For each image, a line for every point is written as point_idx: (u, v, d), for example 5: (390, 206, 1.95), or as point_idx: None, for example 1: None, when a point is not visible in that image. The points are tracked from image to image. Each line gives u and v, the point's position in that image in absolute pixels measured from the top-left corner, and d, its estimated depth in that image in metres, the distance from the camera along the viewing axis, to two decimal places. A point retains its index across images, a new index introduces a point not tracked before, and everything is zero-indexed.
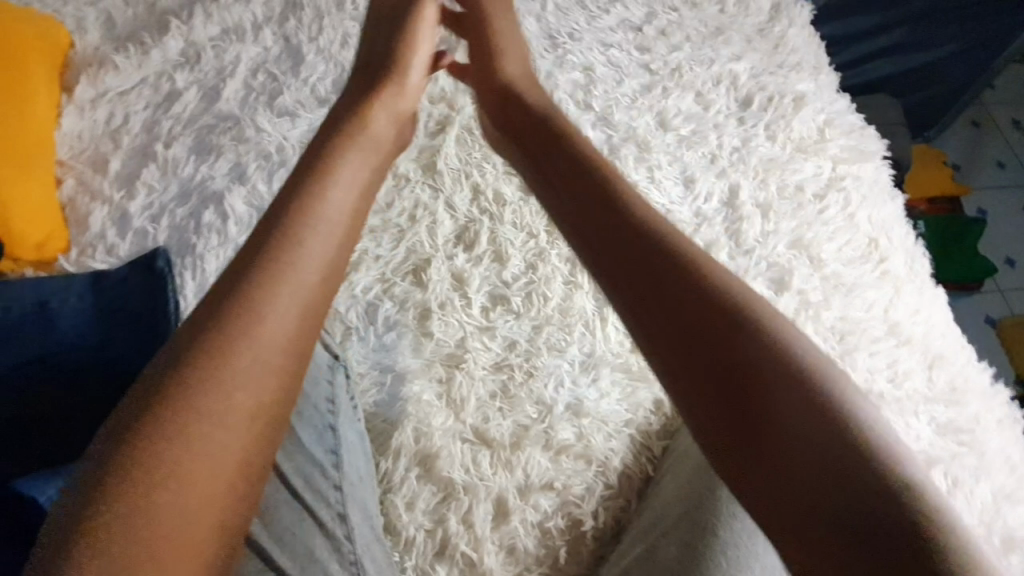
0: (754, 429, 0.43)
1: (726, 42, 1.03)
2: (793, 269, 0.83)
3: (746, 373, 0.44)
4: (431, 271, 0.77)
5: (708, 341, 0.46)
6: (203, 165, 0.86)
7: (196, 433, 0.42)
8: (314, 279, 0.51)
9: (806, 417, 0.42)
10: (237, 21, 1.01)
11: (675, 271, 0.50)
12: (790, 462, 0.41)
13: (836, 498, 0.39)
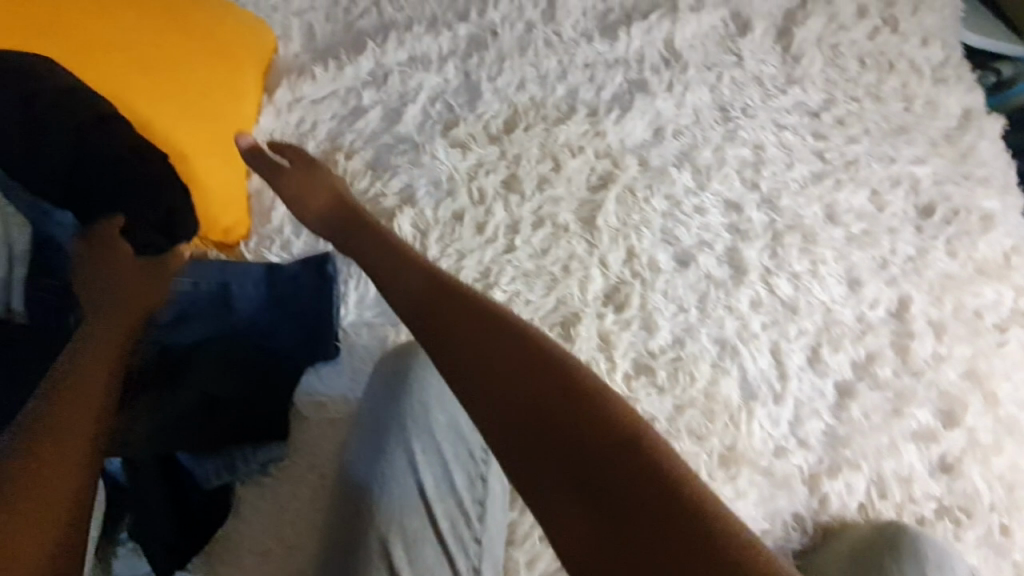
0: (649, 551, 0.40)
1: (909, 142, 0.98)
2: (970, 406, 0.78)
3: (553, 457, 0.45)
4: (581, 327, 0.77)
5: (524, 438, 0.46)
6: (379, 181, 0.91)
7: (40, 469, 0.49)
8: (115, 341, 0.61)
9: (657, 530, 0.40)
10: (424, 50, 1.08)
11: (495, 355, 0.50)
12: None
13: None
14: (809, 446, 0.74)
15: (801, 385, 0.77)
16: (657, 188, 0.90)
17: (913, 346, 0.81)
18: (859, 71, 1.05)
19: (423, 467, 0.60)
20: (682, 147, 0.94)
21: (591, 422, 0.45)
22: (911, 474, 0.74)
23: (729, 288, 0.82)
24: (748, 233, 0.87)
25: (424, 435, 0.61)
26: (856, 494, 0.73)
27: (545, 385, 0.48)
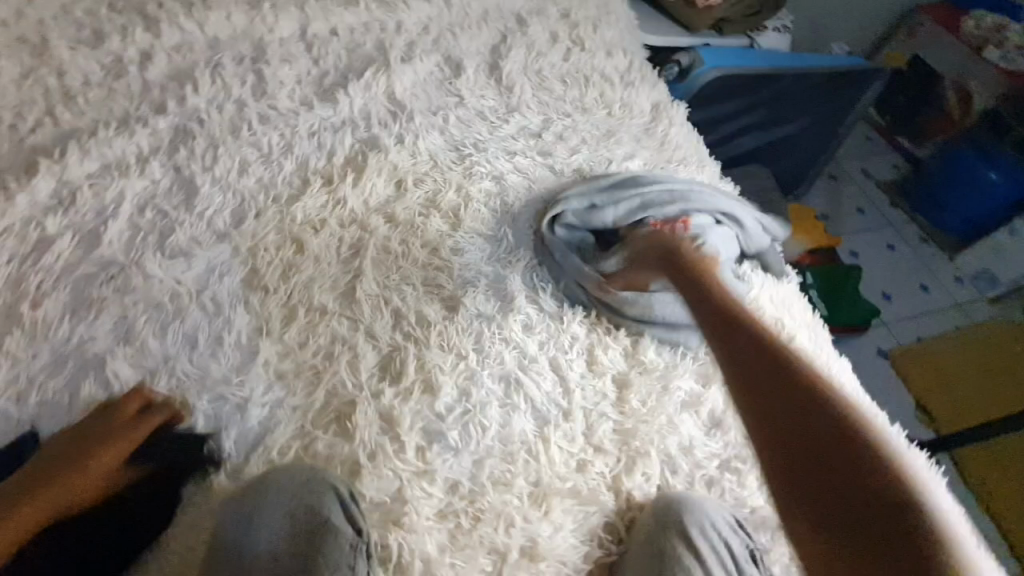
0: (824, 478, 0.52)
1: (619, 142, 1.11)
2: (718, 364, 0.86)
3: (812, 453, 0.53)
4: (358, 416, 0.72)
5: (818, 423, 0.55)
6: (84, 323, 0.76)
7: None
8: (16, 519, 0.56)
9: (809, 387, 0.58)
10: (119, 154, 0.93)
11: (808, 401, 0.57)
12: (835, 471, 0.52)
13: (833, 443, 0.54)
14: (604, 448, 0.76)
15: (584, 395, 0.80)
16: (412, 242, 0.89)
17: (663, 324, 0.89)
18: (565, 88, 1.15)
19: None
20: (426, 194, 0.96)
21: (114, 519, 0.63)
22: (691, 442, 0.78)
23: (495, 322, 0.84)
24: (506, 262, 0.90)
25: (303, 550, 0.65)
26: (655, 479, 0.75)
27: (719, 311, 0.68)
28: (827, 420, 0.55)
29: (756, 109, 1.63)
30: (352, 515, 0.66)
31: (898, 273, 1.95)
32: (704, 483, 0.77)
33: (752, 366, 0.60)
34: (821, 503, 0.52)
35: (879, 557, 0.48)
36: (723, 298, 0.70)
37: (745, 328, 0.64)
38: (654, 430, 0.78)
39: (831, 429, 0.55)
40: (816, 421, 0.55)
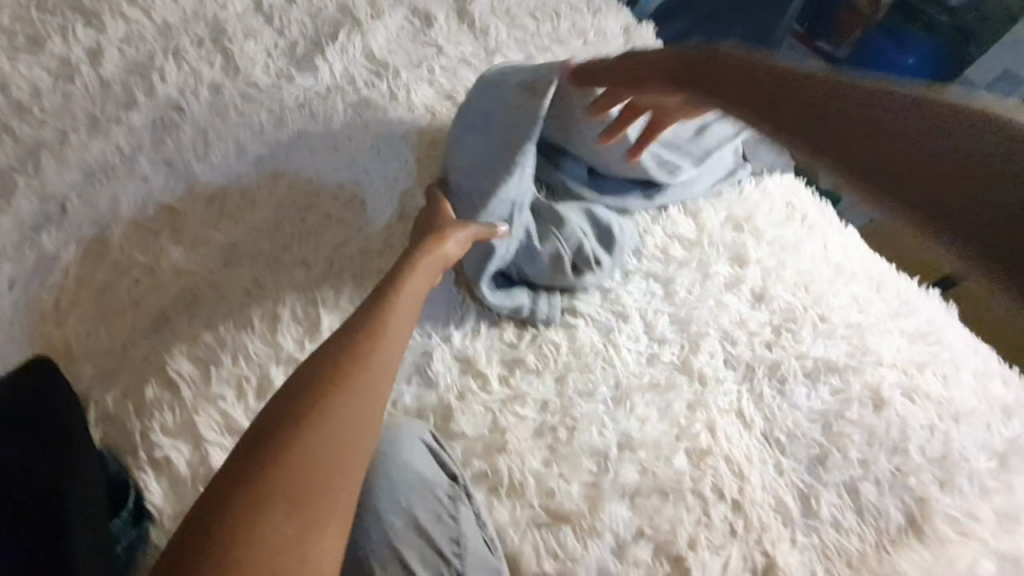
0: (885, 148, 0.40)
1: (601, 67, 1.13)
2: (747, 244, 0.90)
3: (879, 132, 0.41)
4: (436, 362, 0.73)
5: (871, 122, 0.42)
6: (123, 331, 0.72)
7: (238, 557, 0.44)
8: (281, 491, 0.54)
9: (911, 112, 0.41)
10: (99, 157, 0.87)
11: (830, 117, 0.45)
12: (905, 151, 0.39)
13: (915, 153, 0.39)
14: (667, 340, 0.80)
15: (636, 300, 0.83)
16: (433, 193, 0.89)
17: (680, 221, 0.92)
18: (537, 23, 1.16)
19: (402, 545, 0.59)
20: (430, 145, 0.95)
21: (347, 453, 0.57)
22: (742, 318, 0.83)
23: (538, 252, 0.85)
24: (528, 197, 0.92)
25: (395, 507, 0.61)
26: (718, 356, 0.80)
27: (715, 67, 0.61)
28: (885, 129, 0.41)
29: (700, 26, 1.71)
30: (445, 460, 0.65)
31: None
32: (764, 348, 0.81)
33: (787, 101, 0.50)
34: (871, 163, 0.40)
35: (987, 189, 0.35)
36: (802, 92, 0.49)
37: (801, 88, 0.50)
38: (706, 316, 0.83)
39: (837, 103, 0.45)
40: (864, 137, 0.42)
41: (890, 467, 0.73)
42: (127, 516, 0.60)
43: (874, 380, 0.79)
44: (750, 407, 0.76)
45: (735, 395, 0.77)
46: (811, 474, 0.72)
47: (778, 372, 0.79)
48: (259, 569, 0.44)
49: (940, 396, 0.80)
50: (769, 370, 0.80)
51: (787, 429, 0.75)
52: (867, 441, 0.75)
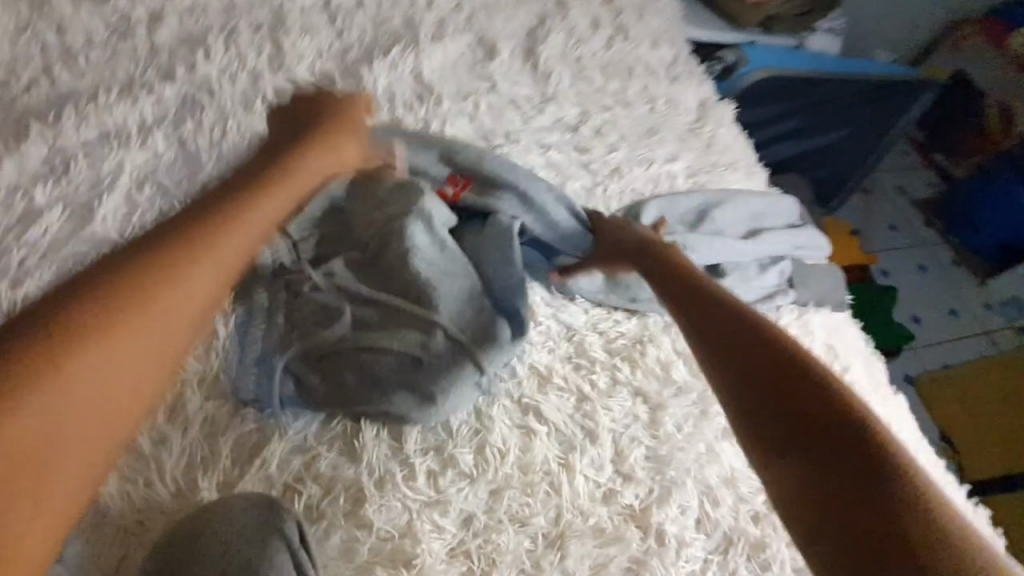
0: (795, 421, 0.50)
1: (660, 141, 1.03)
2: None
3: (794, 381, 0.53)
4: (364, 435, 0.66)
5: (740, 349, 0.57)
6: None
7: (68, 369, 0.45)
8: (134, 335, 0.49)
9: (769, 363, 0.55)
10: (120, 123, 0.86)
11: (773, 370, 0.54)
12: (831, 451, 0.47)
13: (816, 419, 0.49)
14: (634, 477, 0.68)
15: (614, 419, 0.72)
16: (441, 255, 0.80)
17: None
18: (605, 80, 1.08)
19: None
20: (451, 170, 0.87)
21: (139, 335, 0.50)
22: (732, 474, 0.71)
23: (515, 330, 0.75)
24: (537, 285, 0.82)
25: None
26: (691, 513, 0.67)
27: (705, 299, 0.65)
28: (769, 402, 0.52)
29: (795, 114, 1.58)
30: (300, 563, 0.56)
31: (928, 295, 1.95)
32: (749, 519, 0.68)
33: (702, 314, 0.63)
34: (790, 415, 0.50)
35: (824, 439, 0.48)
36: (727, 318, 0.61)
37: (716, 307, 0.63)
38: (690, 459, 0.71)
39: (731, 338, 0.59)
40: (805, 406, 0.50)
41: None
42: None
43: None
44: None
45: (699, 565, 0.65)
46: None
47: (761, 555, 0.66)
48: (25, 434, 0.42)
49: None
50: (749, 550, 0.67)
51: None
52: None
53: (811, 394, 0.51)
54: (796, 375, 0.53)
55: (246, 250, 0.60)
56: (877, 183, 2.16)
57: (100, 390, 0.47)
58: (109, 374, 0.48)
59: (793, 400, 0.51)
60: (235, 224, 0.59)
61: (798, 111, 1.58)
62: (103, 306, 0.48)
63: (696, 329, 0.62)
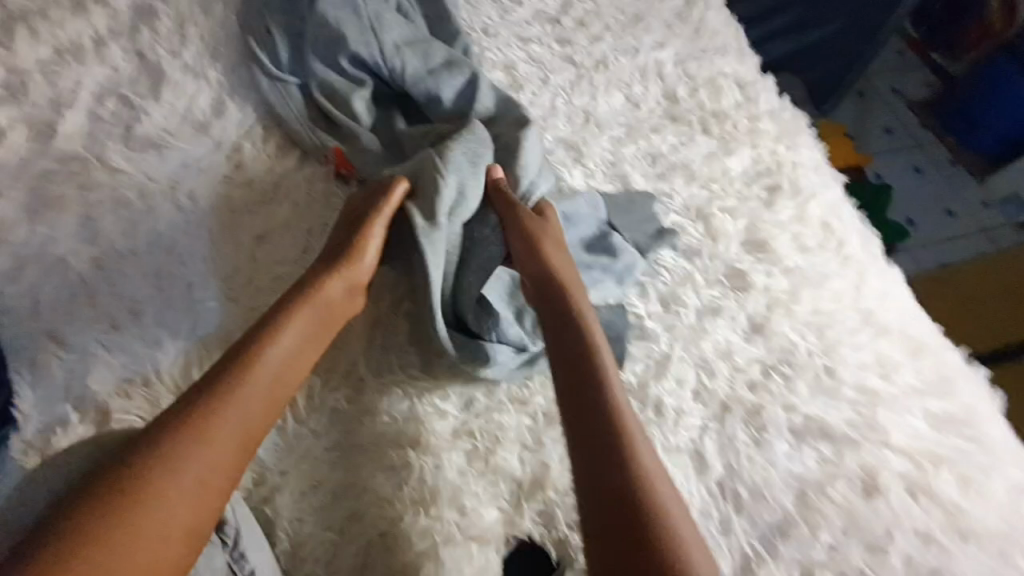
0: (623, 552, 0.47)
1: (647, 28, 0.97)
2: (755, 264, 0.77)
3: (632, 534, 0.48)
4: (360, 329, 0.66)
5: (609, 474, 0.51)
6: (42, 224, 0.67)
7: (210, 436, 0.50)
8: (259, 398, 0.54)
9: (621, 472, 0.51)
10: (74, 38, 0.81)
11: (640, 492, 0.50)
12: (633, 536, 0.47)
13: (631, 550, 0.47)
14: (629, 354, 0.69)
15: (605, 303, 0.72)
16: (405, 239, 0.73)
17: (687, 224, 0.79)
18: None
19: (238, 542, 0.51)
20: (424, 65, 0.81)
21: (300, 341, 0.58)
22: (729, 347, 0.71)
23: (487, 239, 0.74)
24: None
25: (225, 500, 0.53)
26: (688, 384, 0.68)
27: (585, 362, 0.59)
28: (597, 502, 0.50)
29: (793, 7, 1.54)
30: None
31: (927, 197, 1.92)
32: (746, 387, 0.69)
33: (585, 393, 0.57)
34: (597, 477, 0.51)
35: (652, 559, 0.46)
36: (591, 399, 0.56)
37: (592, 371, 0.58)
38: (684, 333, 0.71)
39: (609, 450, 0.52)
40: (631, 537, 0.47)
41: (860, 565, 0.61)
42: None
43: (872, 457, 0.67)
44: (712, 454, 0.65)
45: (696, 433, 0.66)
46: (758, 545, 0.61)
47: (759, 418, 0.67)
48: (206, 476, 0.48)
49: (950, 500, 0.65)
50: (746, 415, 0.67)
51: (745, 486, 0.64)
52: (841, 524, 0.62)
53: (626, 500, 0.49)
54: (631, 487, 0.50)
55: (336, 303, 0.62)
56: (873, 86, 2.09)
57: (238, 442, 0.51)
58: (217, 450, 0.50)
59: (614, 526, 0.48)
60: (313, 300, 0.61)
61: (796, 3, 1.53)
62: (235, 377, 0.54)
63: (575, 437, 0.54)
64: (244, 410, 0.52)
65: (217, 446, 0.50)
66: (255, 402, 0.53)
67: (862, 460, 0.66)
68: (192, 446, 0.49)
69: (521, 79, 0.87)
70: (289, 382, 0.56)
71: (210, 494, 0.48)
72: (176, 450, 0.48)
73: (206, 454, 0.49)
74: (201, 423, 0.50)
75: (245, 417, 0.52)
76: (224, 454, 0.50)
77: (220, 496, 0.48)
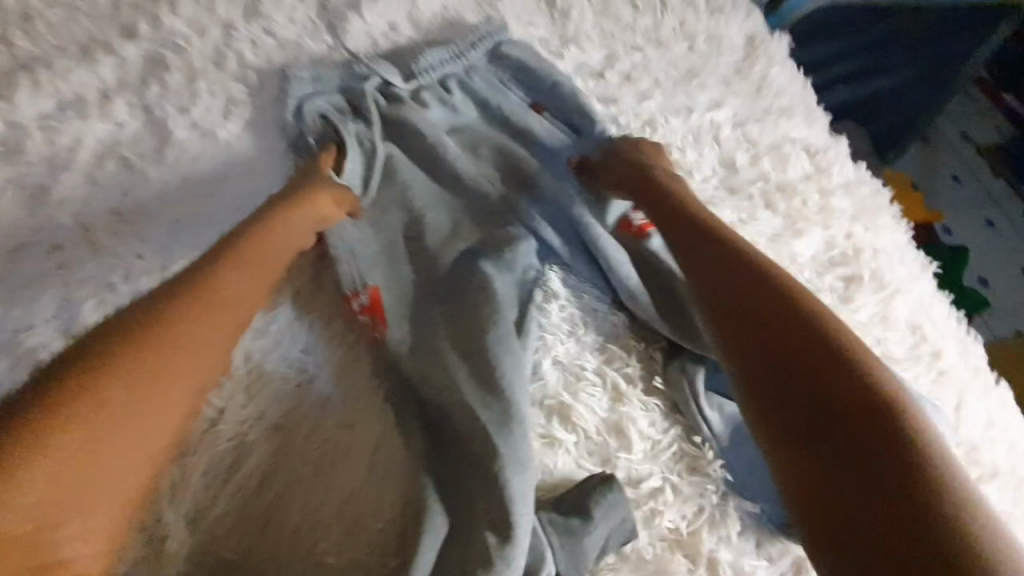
0: (888, 557, 0.42)
1: (702, 85, 0.87)
2: None
3: (896, 549, 0.42)
4: (355, 453, 0.55)
5: (869, 462, 0.46)
6: (15, 305, 0.59)
7: (75, 427, 0.40)
8: (154, 417, 0.44)
9: (885, 437, 0.47)
10: (77, 90, 0.75)
11: (905, 486, 0.45)
12: (834, 488, 0.47)
13: (875, 535, 0.44)
14: (680, 493, 0.57)
15: (650, 426, 0.60)
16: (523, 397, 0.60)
17: None
18: (634, 15, 0.91)
19: None
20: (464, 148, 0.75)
21: (201, 322, 0.49)
22: None
23: (559, 356, 0.63)
24: (548, 324, 0.65)
25: None
26: (748, 533, 0.56)
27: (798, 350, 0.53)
28: (869, 470, 0.46)
29: (855, 54, 1.39)
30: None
31: (999, 254, 1.75)
32: None
33: (828, 381, 0.51)
34: (852, 467, 0.47)
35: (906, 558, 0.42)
36: (856, 390, 0.50)
37: (853, 381, 0.50)
38: (744, 460, 0.59)
39: (843, 445, 0.48)
40: (861, 520, 0.45)
41: None
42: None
43: None
44: None
45: None
46: None
47: None
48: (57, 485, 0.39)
49: None
50: None
51: None
52: None
53: (889, 460, 0.46)
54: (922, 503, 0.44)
55: (238, 291, 0.53)
56: (940, 129, 1.93)
57: (129, 441, 0.43)
58: (113, 434, 0.42)
59: (852, 493, 0.45)
60: (221, 292, 0.52)
61: (858, 50, 1.39)
62: (121, 345, 0.45)
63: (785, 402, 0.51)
64: (155, 379, 0.45)
65: (89, 434, 0.41)
66: (149, 414, 0.44)
67: None
68: (62, 424, 0.40)
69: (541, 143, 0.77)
70: (192, 381, 0.47)
71: (155, 446, 0.44)
72: (91, 383, 0.42)
73: (77, 456, 0.40)
74: (157, 328, 0.47)
75: (132, 395, 0.43)
76: (117, 465, 0.42)
77: (94, 488, 0.40)
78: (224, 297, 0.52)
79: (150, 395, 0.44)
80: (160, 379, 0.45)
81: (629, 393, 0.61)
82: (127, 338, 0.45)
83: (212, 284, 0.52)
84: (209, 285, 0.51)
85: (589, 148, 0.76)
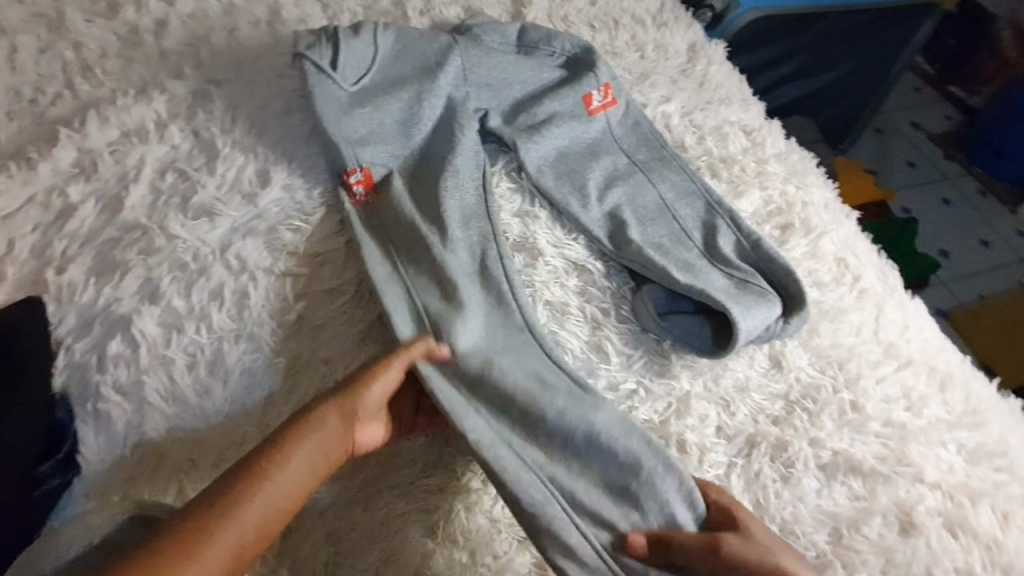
0: None
1: (653, 84, 1.04)
2: (761, 289, 0.76)
3: None
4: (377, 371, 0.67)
5: None
6: (107, 285, 0.74)
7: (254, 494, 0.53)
8: (298, 468, 0.55)
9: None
10: (139, 122, 0.92)
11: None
12: None
13: None
14: (651, 392, 0.70)
15: (624, 343, 0.73)
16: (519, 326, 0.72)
17: (706, 271, 0.79)
18: (592, 33, 1.10)
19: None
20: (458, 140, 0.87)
21: (329, 424, 0.59)
22: (748, 383, 0.71)
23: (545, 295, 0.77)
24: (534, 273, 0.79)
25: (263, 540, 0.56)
26: (712, 421, 0.68)
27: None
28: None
29: (791, 59, 1.58)
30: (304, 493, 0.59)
31: (955, 226, 1.91)
32: (769, 422, 0.68)
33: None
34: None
35: None
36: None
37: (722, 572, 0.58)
38: (697, 346, 0.73)
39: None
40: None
41: None
42: (63, 454, 0.62)
43: (909, 493, 0.65)
44: (740, 494, 0.64)
45: (722, 470, 0.66)
46: None
47: (786, 454, 0.66)
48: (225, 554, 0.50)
49: (993, 536, 0.63)
50: (772, 452, 0.67)
51: (776, 524, 0.63)
52: (878, 564, 0.61)
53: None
54: None
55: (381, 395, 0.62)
56: (890, 120, 2.13)
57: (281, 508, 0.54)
58: (267, 511, 0.53)
59: None
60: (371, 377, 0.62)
61: (793, 55, 1.57)
62: (274, 456, 0.55)
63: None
64: (300, 472, 0.55)
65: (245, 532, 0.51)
66: (306, 467, 0.56)
67: (895, 496, 0.64)
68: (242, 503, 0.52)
69: (510, 141, 0.91)
70: (329, 459, 0.58)
71: (303, 494, 0.55)
72: (254, 481, 0.53)
73: (239, 525, 0.51)
74: (288, 450, 0.56)
75: (290, 478, 0.55)
76: (269, 514, 0.53)
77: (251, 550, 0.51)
78: (360, 407, 0.60)
79: (301, 490, 0.55)
80: (321, 458, 0.57)
81: (604, 321, 0.75)
82: (284, 447, 0.56)
83: (346, 406, 0.60)
84: (344, 403, 0.60)
85: (552, 136, 0.93)
